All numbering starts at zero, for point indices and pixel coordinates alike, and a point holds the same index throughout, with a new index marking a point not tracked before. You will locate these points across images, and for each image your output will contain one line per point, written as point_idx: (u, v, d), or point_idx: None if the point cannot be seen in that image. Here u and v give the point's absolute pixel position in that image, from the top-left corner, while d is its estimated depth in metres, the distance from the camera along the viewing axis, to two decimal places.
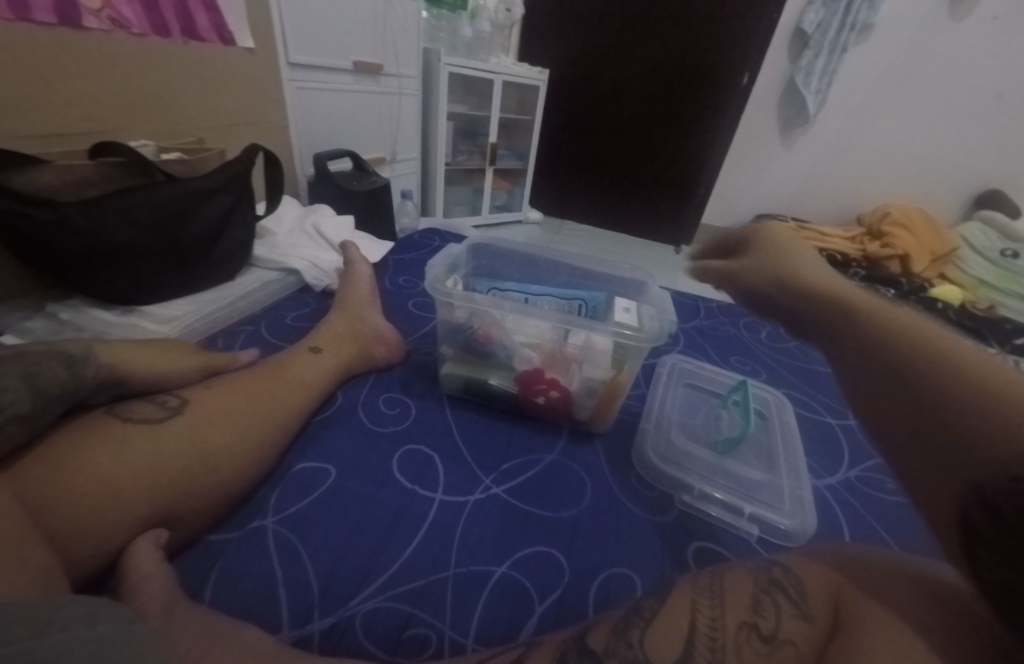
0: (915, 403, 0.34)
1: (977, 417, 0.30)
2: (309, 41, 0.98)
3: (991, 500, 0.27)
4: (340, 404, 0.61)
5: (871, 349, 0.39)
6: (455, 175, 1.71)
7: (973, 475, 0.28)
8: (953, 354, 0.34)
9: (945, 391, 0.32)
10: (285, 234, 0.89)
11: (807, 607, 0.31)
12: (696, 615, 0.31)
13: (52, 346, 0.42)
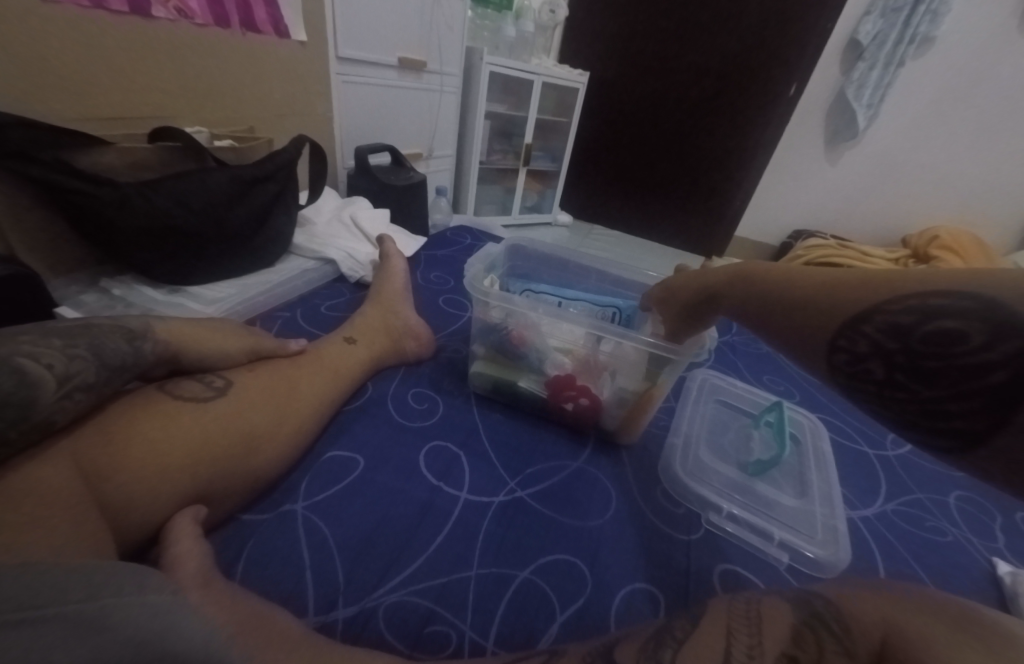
0: (764, 322, 0.40)
1: (805, 313, 0.37)
2: (359, 36, 1.00)
3: (854, 365, 0.34)
4: (370, 395, 0.62)
5: (729, 293, 0.45)
6: (489, 174, 1.71)
7: (826, 354, 0.35)
8: (771, 272, 0.41)
9: (778, 303, 0.39)
10: (323, 225, 0.91)
11: (849, 643, 0.30)
12: (731, 639, 0.31)
13: (111, 321, 0.44)
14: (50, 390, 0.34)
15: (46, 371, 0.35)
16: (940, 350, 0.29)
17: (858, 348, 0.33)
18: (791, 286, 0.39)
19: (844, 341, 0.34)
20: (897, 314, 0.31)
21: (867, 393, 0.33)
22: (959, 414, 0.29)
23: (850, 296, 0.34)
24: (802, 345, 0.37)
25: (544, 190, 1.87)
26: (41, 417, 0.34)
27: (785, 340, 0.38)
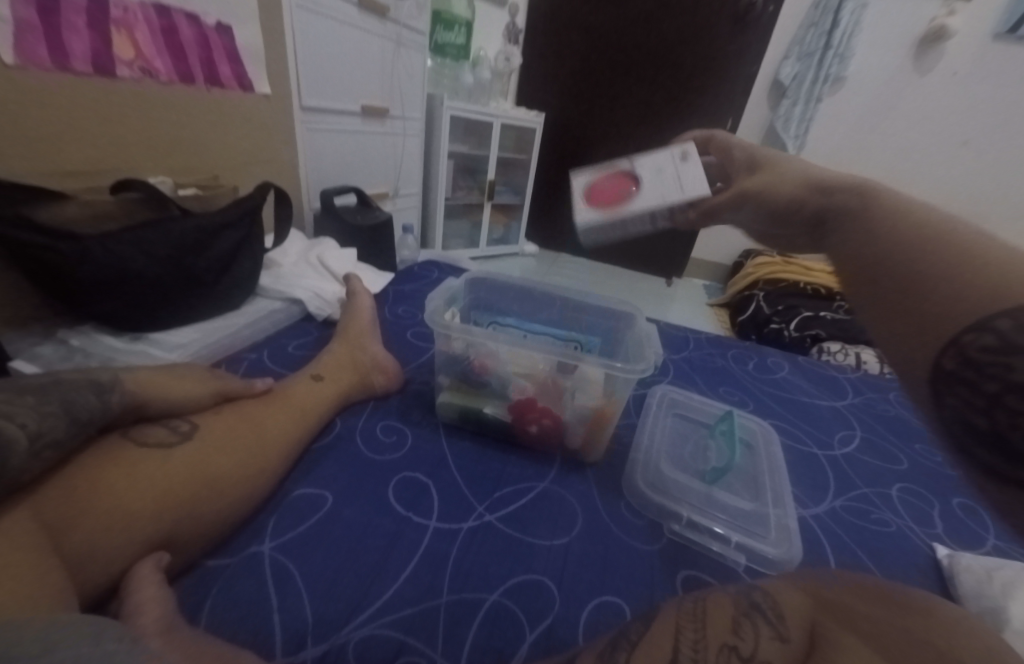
0: (881, 272, 0.30)
1: (966, 270, 0.27)
2: (322, 87, 1.05)
3: (980, 349, 0.24)
4: (339, 431, 0.63)
5: (844, 235, 0.35)
6: (455, 210, 1.77)
7: (956, 324, 0.25)
8: (934, 217, 0.31)
9: (916, 257, 0.29)
10: (290, 265, 0.93)
11: (785, 629, 0.32)
12: (680, 637, 0.34)
13: (76, 373, 0.44)
14: (23, 448, 0.35)
15: (20, 431, 0.35)
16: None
17: (1017, 335, 0.23)
18: (958, 241, 0.28)
19: (1001, 315, 0.24)
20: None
21: (969, 396, 0.24)
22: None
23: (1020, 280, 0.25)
24: (917, 313, 0.27)
25: (509, 222, 1.94)
26: (12, 475, 0.34)
27: (895, 305, 0.29)
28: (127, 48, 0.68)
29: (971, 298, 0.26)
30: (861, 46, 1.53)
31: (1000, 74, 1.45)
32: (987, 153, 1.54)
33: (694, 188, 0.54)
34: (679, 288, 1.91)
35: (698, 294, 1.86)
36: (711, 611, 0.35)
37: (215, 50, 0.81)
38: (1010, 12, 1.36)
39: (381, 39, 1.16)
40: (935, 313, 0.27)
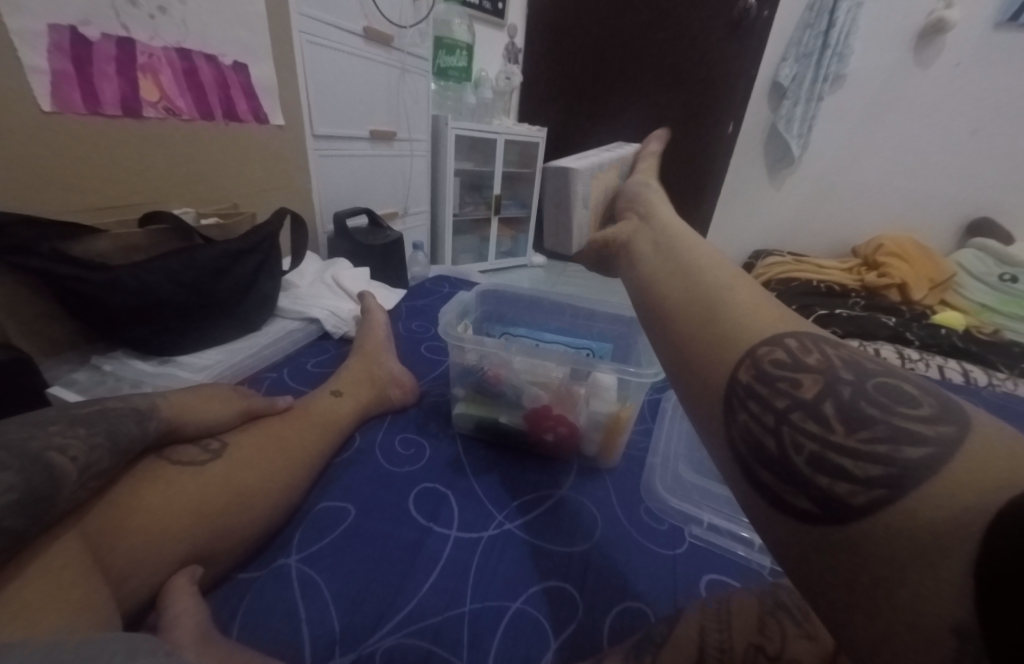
0: (676, 293, 0.32)
1: (750, 296, 0.30)
2: (332, 115, 1.09)
3: (773, 364, 0.27)
4: (359, 445, 0.64)
5: (650, 259, 0.38)
6: (463, 226, 1.80)
7: (754, 338, 0.28)
8: (703, 252, 0.35)
9: (711, 283, 0.32)
10: (306, 287, 0.96)
11: (811, 625, 0.33)
12: (705, 637, 0.33)
13: (118, 401, 0.47)
14: (75, 479, 0.37)
15: (71, 463, 0.37)
16: (896, 408, 0.23)
17: (801, 356, 0.27)
18: (729, 273, 0.32)
19: (787, 336, 0.28)
20: (864, 359, 0.26)
21: (759, 414, 0.26)
22: (861, 487, 0.22)
23: (782, 312, 0.30)
24: (717, 329, 0.29)
25: (516, 235, 1.95)
26: (66, 502, 0.36)
27: (695, 320, 0.30)
28: (152, 90, 0.73)
29: (754, 315, 0.29)
30: (860, 43, 1.53)
31: (1003, 62, 1.43)
32: (999, 140, 1.50)
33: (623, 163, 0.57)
34: None
35: None
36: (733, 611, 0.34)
37: (233, 87, 0.85)
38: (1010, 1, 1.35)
39: (386, 66, 1.20)
40: (736, 328, 0.29)
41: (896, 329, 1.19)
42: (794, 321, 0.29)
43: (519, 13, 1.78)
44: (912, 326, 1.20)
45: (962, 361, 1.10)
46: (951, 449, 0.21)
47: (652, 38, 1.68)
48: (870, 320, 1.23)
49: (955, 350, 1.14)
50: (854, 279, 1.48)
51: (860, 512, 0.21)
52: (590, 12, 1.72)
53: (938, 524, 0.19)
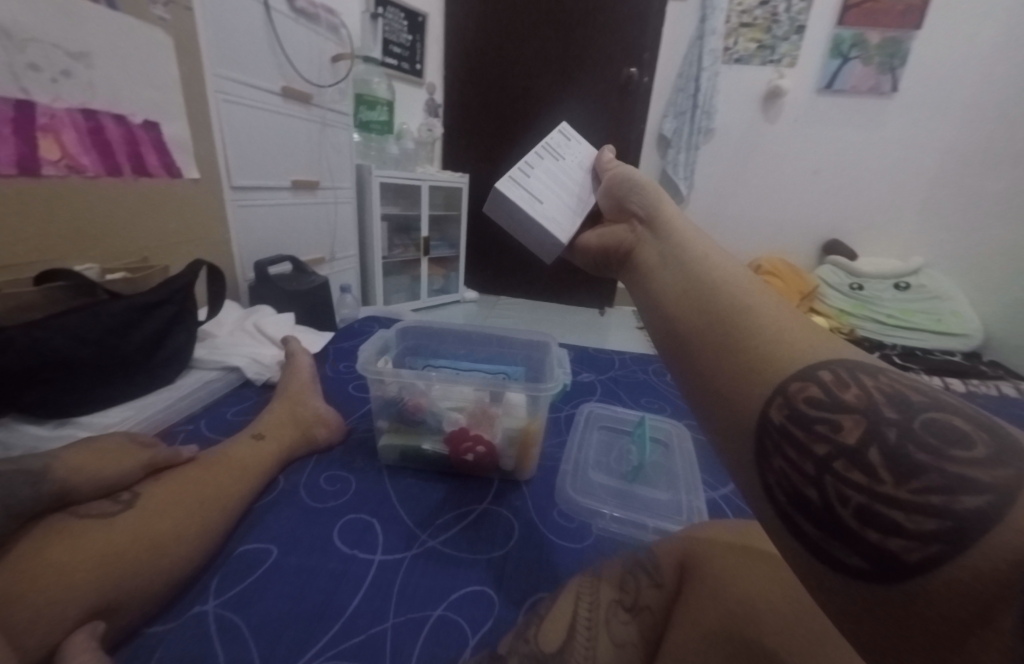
0: (692, 314, 0.32)
1: (772, 315, 0.30)
2: (250, 167, 1.12)
3: (809, 404, 0.25)
4: (282, 487, 0.64)
5: (665, 278, 0.36)
6: (393, 267, 1.83)
7: (786, 371, 0.27)
8: (724, 272, 0.34)
9: (735, 308, 0.30)
10: (226, 335, 0.95)
11: (658, 575, 0.39)
12: (577, 605, 0.37)
13: (7, 464, 0.45)
14: None
15: None
16: (946, 449, 0.22)
17: (837, 391, 0.25)
18: (752, 294, 0.31)
19: (820, 367, 0.26)
20: (906, 388, 0.25)
21: (797, 462, 0.25)
22: (918, 542, 0.20)
23: (811, 334, 0.28)
24: (744, 362, 0.28)
25: (448, 273, 2.00)
26: None
27: (717, 352, 0.29)
28: (52, 149, 0.73)
29: (780, 340, 0.28)
30: (722, 104, 1.81)
31: (833, 115, 1.73)
32: (838, 177, 1.80)
33: (572, 164, 0.67)
34: (612, 315, 2.04)
35: (629, 320, 1.99)
36: (601, 580, 0.39)
37: (142, 144, 0.86)
38: (825, 72, 1.68)
39: (306, 121, 1.26)
40: (763, 361, 0.28)
41: None
42: (829, 351, 0.27)
43: (437, 72, 1.93)
44: None
45: None
46: (1013, 497, 0.19)
47: (553, 96, 1.87)
48: None
49: None
50: None
51: (918, 571, 0.20)
52: (497, 73, 1.89)
53: (995, 578, 0.19)
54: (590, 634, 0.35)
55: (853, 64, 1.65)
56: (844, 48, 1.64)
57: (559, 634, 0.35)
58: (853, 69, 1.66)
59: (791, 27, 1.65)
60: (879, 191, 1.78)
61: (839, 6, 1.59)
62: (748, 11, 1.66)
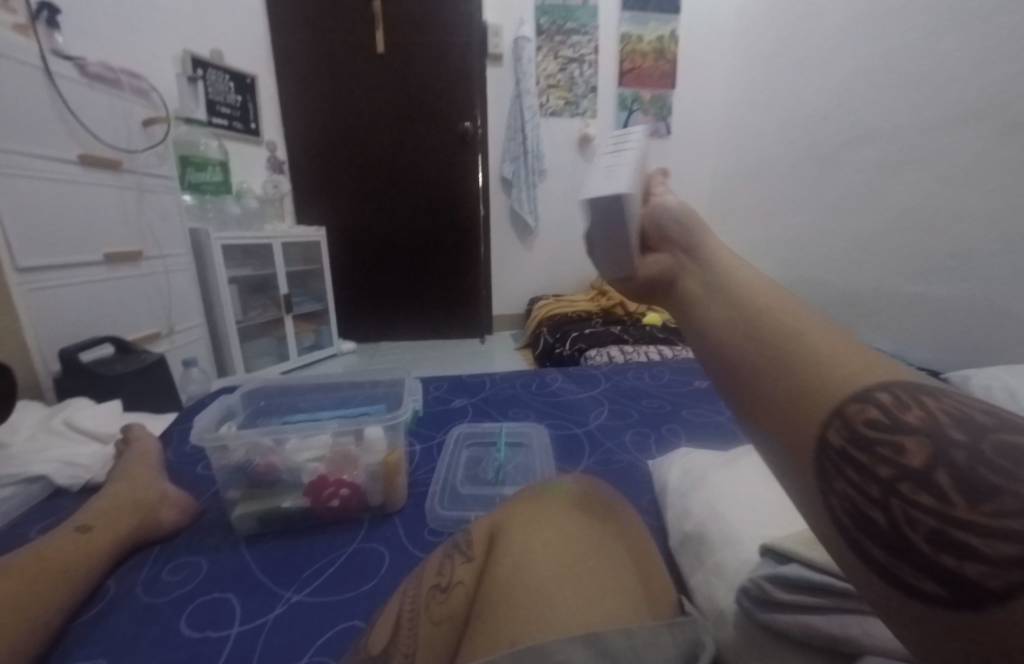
0: (740, 341, 0.32)
1: (825, 340, 0.29)
2: (46, 244, 0.99)
3: (869, 425, 0.25)
4: (112, 594, 0.55)
5: (710, 309, 0.37)
6: (253, 330, 1.71)
7: (843, 393, 0.26)
8: (772, 299, 0.33)
9: (780, 332, 0.30)
10: (24, 440, 0.79)
11: (470, 549, 0.40)
12: (402, 611, 0.39)
13: None
14: None
15: None
16: (1021, 473, 0.20)
17: (897, 413, 0.25)
18: (803, 322, 0.30)
19: (874, 390, 0.26)
20: (974, 413, 0.24)
21: (861, 485, 0.24)
22: (997, 567, 0.19)
23: (864, 360, 0.27)
24: (793, 386, 0.28)
25: (318, 327, 1.93)
26: None
27: (768, 376, 0.29)
28: None
29: (837, 362, 0.27)
30: (547, 149, 2.07)
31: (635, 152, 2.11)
32: None
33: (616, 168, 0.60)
34: (491, 341, 2.15)
35: (507, 342, 2.11)
36: (424, 576, 0.41)
37: None
38: (617, 121, 2.06)
39: (117, 190, 1.16)
40: (814, 385, 0.27)
41: (618, 334, 1.62)
42: (888, 375, 0.26)
43: (276, 131, 1.90)
44: (629, 330, 1.65)
45: (659, 345, 1.55)
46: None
47: (398, 147, 1.96)
48: (603, 333, 1.65)
49: (653, 338, 1.63)
50: (596, 305, 1.92)
51: (997, 596, 0.18)
52: (337, 129, 1.92)
53: None
54: (410, 618, 0.38)
55: (636, 115, 2.06)
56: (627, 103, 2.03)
57: (380, 642, 0.38)
58: (638, 118, 2.08)
59: (587, 88, 1.99)
60: None
61: (616, 73, 1.99)
62: (552, 76, 1.96)
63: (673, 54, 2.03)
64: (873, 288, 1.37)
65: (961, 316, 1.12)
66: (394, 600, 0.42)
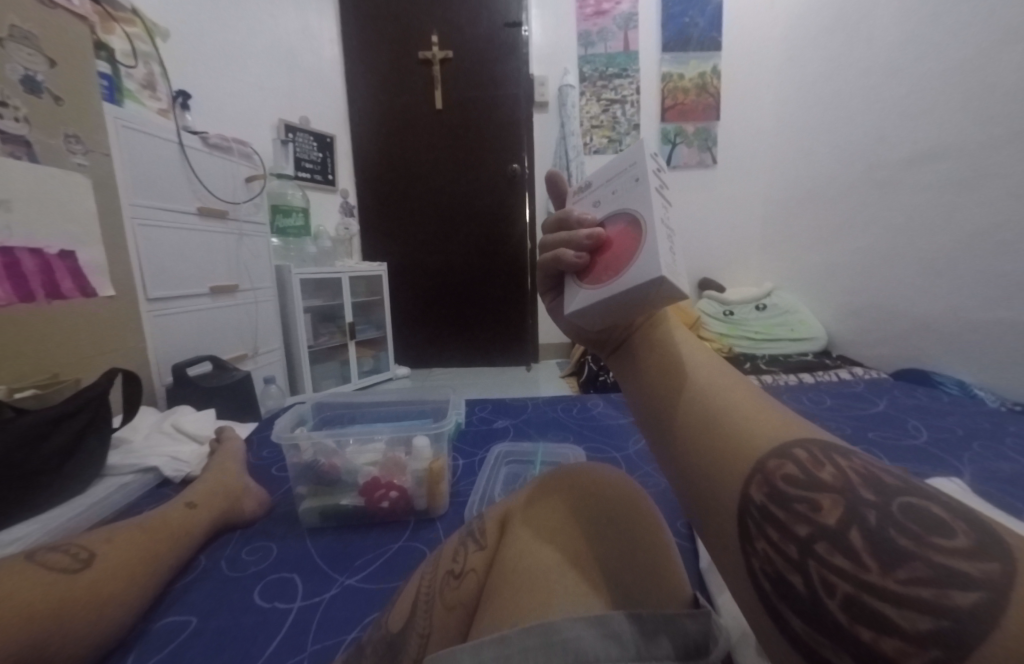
0: (685, 415, 0.36)
1: (749, 414, 0.34)
2: (169, 279, 1.21)
3: (787, 482, 0.29)
4: (202, 566, 0.65)
5: (654, 367, 0.43)
6: (321, 354, 1.88)
7: (766, 450, 0.31)
8: (705, 378, 0.39)
9: (711, 399, 0.36)
10: (141, 438, 0.96)
11: (484, 537, 0.46)
12: (422, 584, 0.45)
13: None
14: None
15: None
16: (926, 538, 0.23)
17: (813, 471, 0.29)
18: (734, 398, 0.36)
19: (793, 449, 0.30)
20: (881, 474, 0.27)
21: (781, 544, 0.27)
22: (912, 644, 0.21)
23: (783, 427, 0.32)
24: (724, 448, 0.32)
25: (377, 353, 2.09)
26: None
27: (700, 445, 0.34)
28: None
29: (759, 429, 0.32)
30: None
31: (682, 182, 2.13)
32: (696, 229, 2.18)
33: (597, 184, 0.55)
34: (539, 368, 2.20)
35: (554, 370, 2.15)
36: (440, 564, 0.46)
37: (58, 271, 0.94)
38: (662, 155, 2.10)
39: (222, 235, 1.38)
40: (745, 446, 0.32)
41: None
42: (802, 435, 0.31)
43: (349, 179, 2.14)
44: None
45: None
46: (1005, 594, 0.20)
47: (454, 189, 2.13)
48: None
49: None
50: None
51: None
52: (400, 177, 2.13)
53: None
54: (428, 592, 0.43)
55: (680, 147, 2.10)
56: (670, 137, 2.08)
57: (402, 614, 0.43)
58: (682, 150, 2.12)
59: (630, 126, 2.06)
60: (728, 237, 2.18)
61: (659, 110, 2.06)
62: (595, 117, 2.06)
63: (716, 89, 2.05)
64: (950, 312, 1.28)
65: None
66: (414, 582, 0.47)
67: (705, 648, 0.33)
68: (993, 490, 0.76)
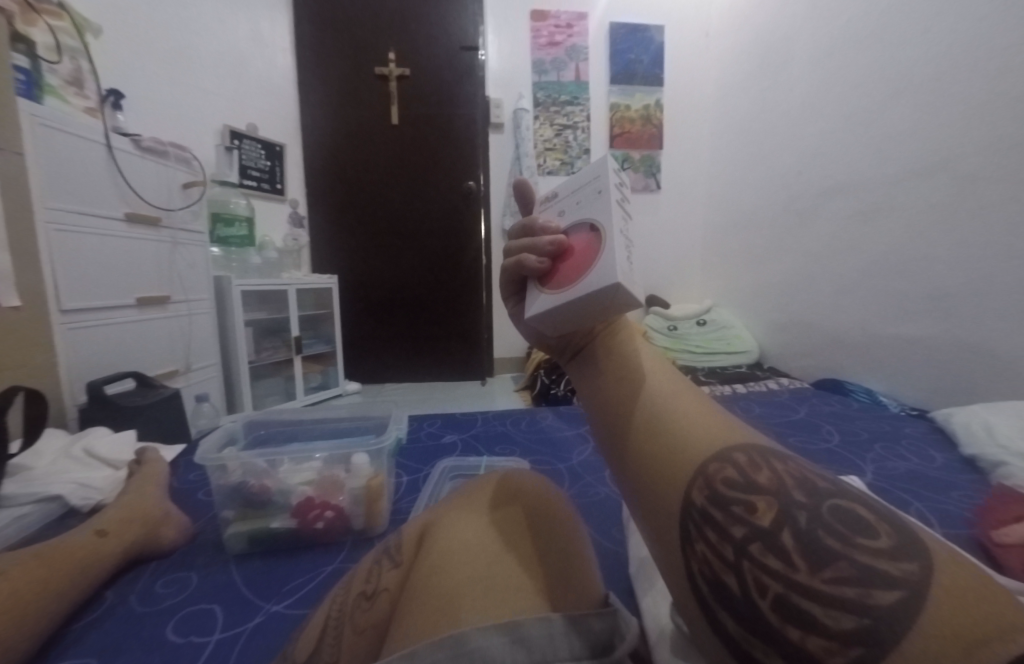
0: (632, 419, 0.38)
1: (693, 419, 0.36)
2: (89, 289, 1.12)
3: (727, 485, 0.31)
4: (108, 603, 0.60)
5: (606, 372, 0.44)
6: (264, 370, 1.79)
7: (709, 455, 0.33)
8: (655, 384, 0.40)
9: (658, 403, 0.38)
10: (45, 464, 0.87)
11: (399, 553, 0.45)
12: (336, 608, 0.44)
13: None
14: None
15: None
16: (851, 540, 0.26)
17: (750, 474, 0.31)
18: (680, 404, 0.38)
19: (733, 453, 0.32)
20: (812, 477, 0.30)
21: (719, 546, 0.29)
22: (836, 642, 0.23)
23: (727, 432, 0.35)
24: (668, 454, 0.34)
25: (325, 368, 2.02)
26: None
27: (647, 448, 0.36)
28: None
29: (701, 434, 0.34)
30: None
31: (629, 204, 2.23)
32: (643, 249, 2.27)
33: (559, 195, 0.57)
34: (492, 383, 2.20)
35: (507, 385, 2.15)
36: (353, 584, 0.45)
37: None
38: None
39: (153, 243, 1.30)
40: (688, 450, 0.34)
41: None
42: (740, 440, 0.33)
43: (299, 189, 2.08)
44: None
45: None
46: (919, 592, 0.23)
47: (408, 203, 2.12)
48: None
49: None
50: None
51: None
52: (353, 189, 2.10)
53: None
54: (338, 618, 0.43)
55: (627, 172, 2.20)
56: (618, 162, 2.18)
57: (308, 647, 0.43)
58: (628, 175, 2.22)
59: (580, 150, 2.15)
60: (672, 257, 2.29)
61: (607, 137, 2.16)
62: (548, 140, 2.13)
63: (659, 120, 2.17)
64: (864, 331, 1.40)
65: (952, 358, 1.15)
66: (324, 608, 0.46)
67: (612, 645, 0.34)
68: (896, 491, 0.83)
